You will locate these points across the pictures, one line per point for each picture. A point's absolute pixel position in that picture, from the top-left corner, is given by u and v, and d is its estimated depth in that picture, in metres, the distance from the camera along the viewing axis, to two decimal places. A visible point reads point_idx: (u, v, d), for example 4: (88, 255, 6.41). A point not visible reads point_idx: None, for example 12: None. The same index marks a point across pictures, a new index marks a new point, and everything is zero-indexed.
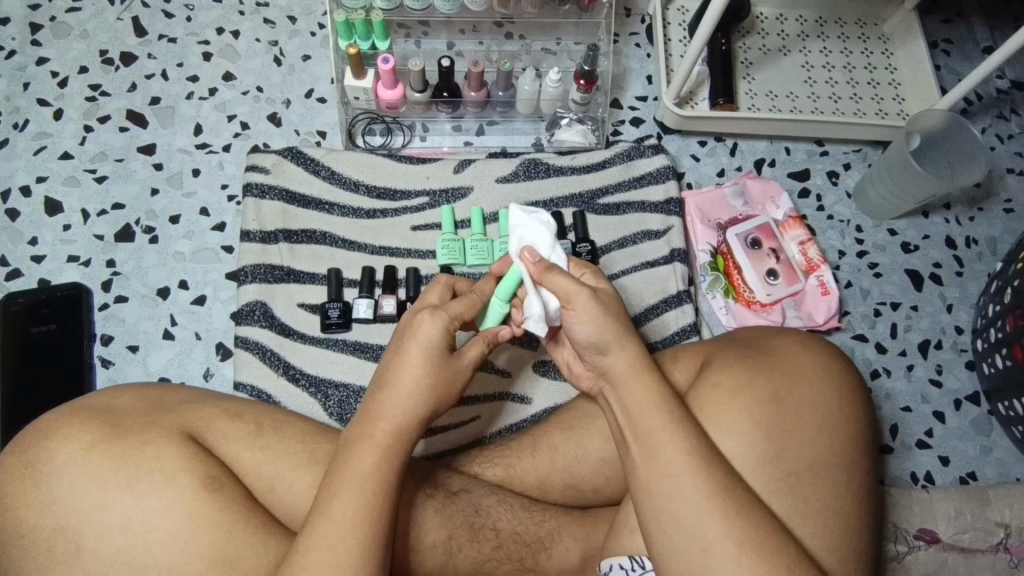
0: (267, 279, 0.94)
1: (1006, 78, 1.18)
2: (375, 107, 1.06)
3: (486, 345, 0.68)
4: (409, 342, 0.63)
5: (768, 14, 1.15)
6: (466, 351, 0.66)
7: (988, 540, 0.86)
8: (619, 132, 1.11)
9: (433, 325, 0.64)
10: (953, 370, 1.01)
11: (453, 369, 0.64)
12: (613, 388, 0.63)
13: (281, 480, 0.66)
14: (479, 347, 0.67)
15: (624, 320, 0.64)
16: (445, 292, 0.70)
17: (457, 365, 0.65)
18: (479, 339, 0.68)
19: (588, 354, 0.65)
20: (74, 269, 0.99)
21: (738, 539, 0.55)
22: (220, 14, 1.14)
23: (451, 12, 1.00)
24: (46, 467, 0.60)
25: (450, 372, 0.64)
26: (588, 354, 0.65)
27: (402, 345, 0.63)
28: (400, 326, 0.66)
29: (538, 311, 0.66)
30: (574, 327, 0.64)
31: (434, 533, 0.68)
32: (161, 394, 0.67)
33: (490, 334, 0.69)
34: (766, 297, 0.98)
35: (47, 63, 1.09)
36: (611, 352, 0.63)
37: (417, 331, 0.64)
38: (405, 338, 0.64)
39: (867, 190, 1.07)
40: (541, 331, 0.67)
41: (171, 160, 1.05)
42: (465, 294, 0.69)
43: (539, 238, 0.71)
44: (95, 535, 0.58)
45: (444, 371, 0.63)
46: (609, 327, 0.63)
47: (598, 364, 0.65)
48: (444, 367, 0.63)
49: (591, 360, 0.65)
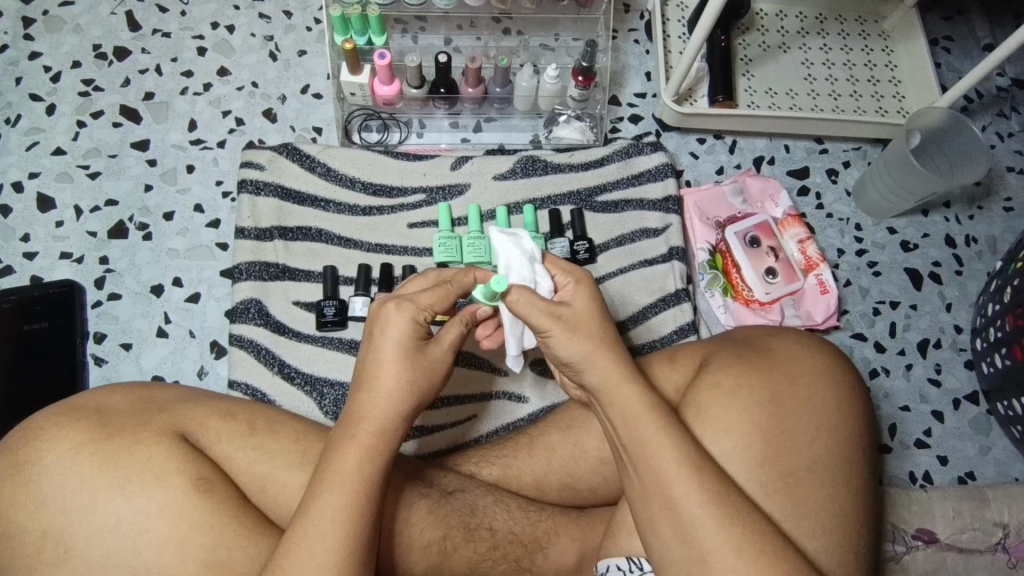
0: (261, 277, 0.94)
1: (1005, 76, 1.17)
2: (371, 103, 1.05)
3: (465, 325, 0.67)
4: (387, 341, 0.62)
5: (768, 11, 1.15)
6: (443, 335, 0.65)
7: (986, 540, 0.85)
8: (617, 129, 1.10)
9: (400, 315, 0.63)
10: (951, 370, 1.01)
11: (428, 352, 0.63)
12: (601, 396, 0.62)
13: (274, 480, 0.65)
14: (458, 326, 0.67)
15: (599, 330, 0.63)
16: (426, 284, 0.67)
17: (437, 351, 0.64)
18: (456, 318, 0.67)
19: (569, 371, 0.64)
20: (67, 266, 0.98)
21: (735, 547, 0.54)
22: (215, 8, 1.13)
23: (449, 8, 0.99)
24: (36, 468, 0.59)
25: (430, 361, 0.63)
26: (568, 369, 0.65)
27: (376, 343, 0.63)
28: (369, 321, 0.64)
29: (514, 349, 0.70)
30: (555, 346, 0.63)
31: (427, 532, 0.67)
32: (153, 393, 0.66)
33: (468, 313, 0.68)
34: (765, 295, 0.98)
35: (40, 58, 1.08)
36: (585, 369, 0.62)
37: (386, 326, 0.63)
38: (378, 338, 0.63)
39: (867, 188, 1.07)
40: (518, 368, 0.73)
41: (165, 156, 1.04)
42: (441, 284, 0.66)
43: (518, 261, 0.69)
44: (85, 537, 0.58)
45: (423, 364, 0.63)
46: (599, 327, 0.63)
47: (580, 380, 0.64)
48: (420, 357, 0.63)
49: (573, 374, 0.65)
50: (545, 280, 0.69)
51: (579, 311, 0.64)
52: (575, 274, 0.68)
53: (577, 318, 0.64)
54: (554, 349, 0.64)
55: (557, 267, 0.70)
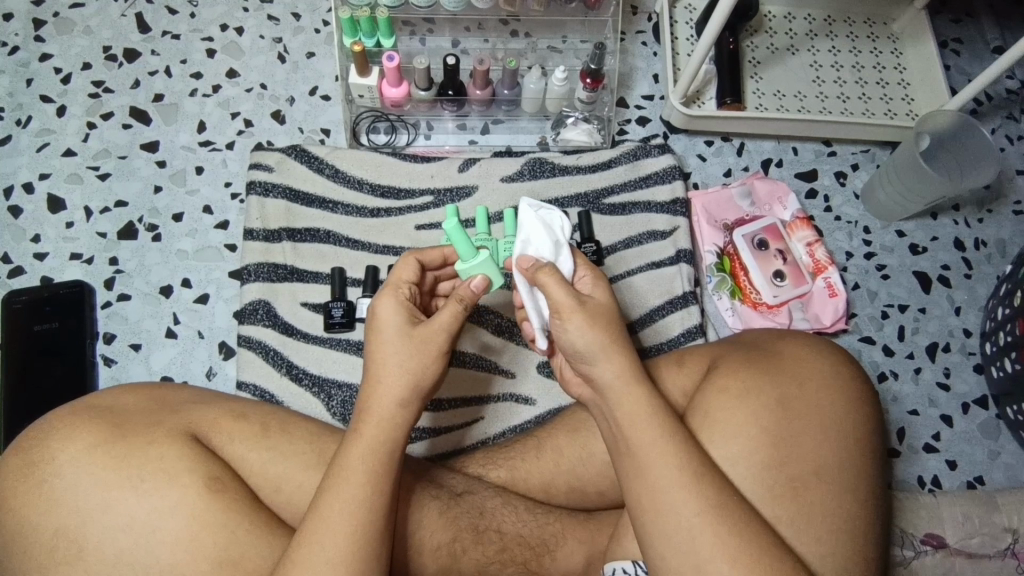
0: (270, 278, 0.94)
1: (1015, 79, 1.17)
2: (379, 105, 1.05)
3: (462, 302, 0.65)
4: (385, 340, 0.63)
5: (776, 13, 1.14)
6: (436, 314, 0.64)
7: (996, 545, 0.85)
8: (625, 132, 1.10)
9: (389, 304, 0.65)
10: (961, 373, 1.01)
11: (431, 341, 0.63)
12: (606, 397, 0.62)
13: (286, 481, 0.65)
14: (455, 306, 0.65)
15: (612, 330, 0.63)
16: (418, 267, 0.69)
17: (428, 331, 0.63)
18: (453, 298, 0.65)
19: (574, 362, 0.64)
20: (76, 267, 0.99)
21: (731, 557, 0.54)
22: (224, 10, 1.13)
23: (457, 10, 0.99)
24: (48, 467, 0.59)
25: (434, 350, 0.63)
26: (578, 363, 0.64)
27: (381, 342, 0.63)
28: (373, 319, 0.65)
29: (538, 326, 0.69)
30: (570, 332, 0.63)
31: (437, 534, 0.67)
32: (164, 394, 0.67)
33: (463, 290, 0.66)
34: (773, 299, 0.98)
35: (50, 59, 1.09)
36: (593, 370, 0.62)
37: (377, 317, 0.65)
38: (376, 334, 0.64)
39: (876, 191, 1.06)
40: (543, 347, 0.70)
41: (174, 157, 1.05)
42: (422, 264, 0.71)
43: (543, 240, 0.69)
44: (97, 537, 0.58)
45: (414, 346, 0.63)
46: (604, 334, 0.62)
47: (586, 378, 0.63)
48: (421, 351, 0.63)
49: (582, 372, 0.64)
50: (566, 258, 0.69)
51: (594, 306, 0.64)
52: (594, 270, 0.69)
53: (596, 313, 0.64)
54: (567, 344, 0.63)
55: (579, 258, 0.70)
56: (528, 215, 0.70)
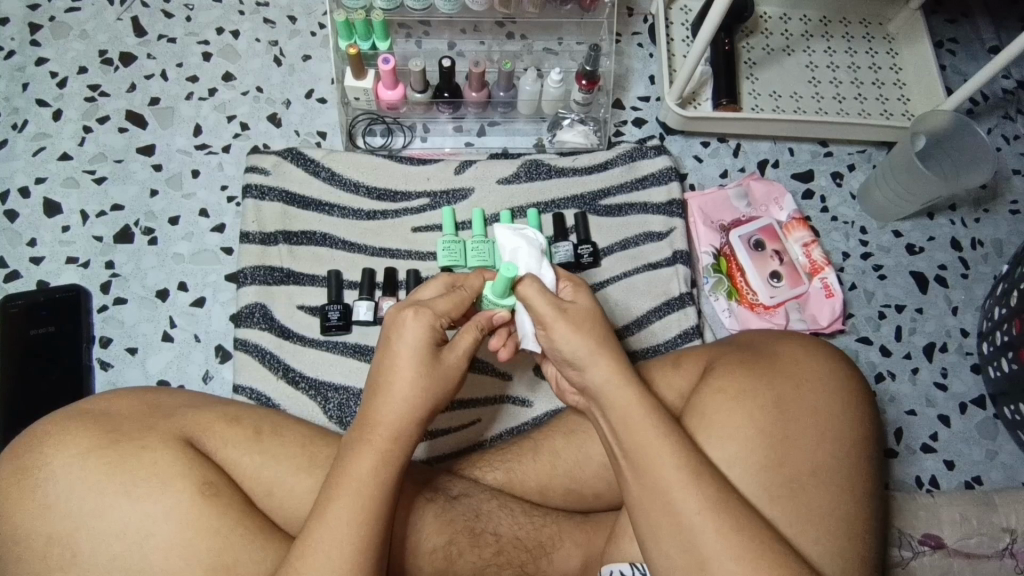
0: (267, 281, 0.94)
1: (1011, 78, 1.17)
2: (375, 107, 1.05)
3: (479, 331, 0.67)
4: (393, 344, 0.62)
5: (772, 14, 1.14)
6: (459, 342, 0.65)
7: (994, 546, 0.84)
8: (621, 133, 1.10)
9: (414, 321, 0.62)
10: (958, 373, 1.00)
11: (447, 366, 0.63)
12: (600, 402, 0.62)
13: (280, 484, 0.65)
14: (473, 333, 0.66)
15: (601, 332, 0.63)
16: (444, 289, 0.67)
17: (451, 355, 0.64)
18: (473, 325, 0.66)
19: (568, 368, 0.64)
20: (73, 270, 0.99)
21: (735, 555, 0.54)
22: (220, 14, 1.13)
23: (452, 12, 0.99)
24: (41, 472, 0.59)
25: (451, 373, 0.64)
26: (570, 370, 0.64)
27: (392, 347, 0.62)
28: (386, 325, 0.64)
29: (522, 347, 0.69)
30: (561, 344, 0.63)
31: (433, 537, 0.67)
32: (158, 398, 0.67)
33: (483, 319, 0.67)
34: (771, 300, 0.98)
35: (46, 63, 1.09)
36: (589, 371, 0.62)
37: (401, 331, 0.62)
38: (389, 340, 0.63)
39: (872, 191, 1.06)
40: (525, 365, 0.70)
41: (171, 160, 1.05)
42: (454, 290, 0.66)
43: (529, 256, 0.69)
44: (90, 542, 0.58)
45: (438, 371, 0.63)
46: (593, 341, 0.62)
47: (583, 385, 0.63)
48: (436, 359, 0.63)
49: (574, 378, 0.64)
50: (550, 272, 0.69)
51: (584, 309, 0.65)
52: (574, 279, 0.69)
53: (580, 317, 0.63)
54: (558, 350, 0.63)
55: (559, 270, 0.70)
56: (504, 236, 0.71)
